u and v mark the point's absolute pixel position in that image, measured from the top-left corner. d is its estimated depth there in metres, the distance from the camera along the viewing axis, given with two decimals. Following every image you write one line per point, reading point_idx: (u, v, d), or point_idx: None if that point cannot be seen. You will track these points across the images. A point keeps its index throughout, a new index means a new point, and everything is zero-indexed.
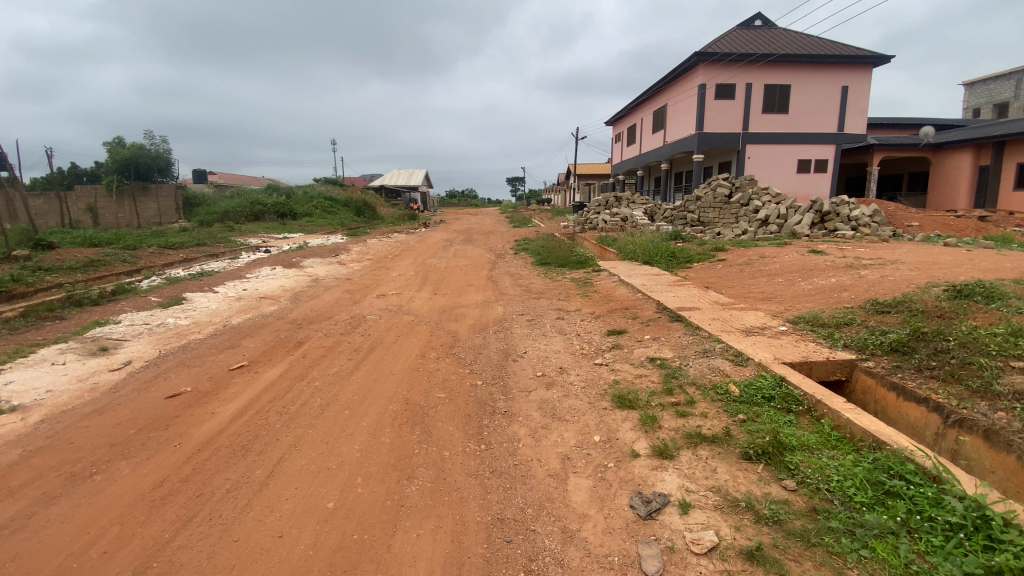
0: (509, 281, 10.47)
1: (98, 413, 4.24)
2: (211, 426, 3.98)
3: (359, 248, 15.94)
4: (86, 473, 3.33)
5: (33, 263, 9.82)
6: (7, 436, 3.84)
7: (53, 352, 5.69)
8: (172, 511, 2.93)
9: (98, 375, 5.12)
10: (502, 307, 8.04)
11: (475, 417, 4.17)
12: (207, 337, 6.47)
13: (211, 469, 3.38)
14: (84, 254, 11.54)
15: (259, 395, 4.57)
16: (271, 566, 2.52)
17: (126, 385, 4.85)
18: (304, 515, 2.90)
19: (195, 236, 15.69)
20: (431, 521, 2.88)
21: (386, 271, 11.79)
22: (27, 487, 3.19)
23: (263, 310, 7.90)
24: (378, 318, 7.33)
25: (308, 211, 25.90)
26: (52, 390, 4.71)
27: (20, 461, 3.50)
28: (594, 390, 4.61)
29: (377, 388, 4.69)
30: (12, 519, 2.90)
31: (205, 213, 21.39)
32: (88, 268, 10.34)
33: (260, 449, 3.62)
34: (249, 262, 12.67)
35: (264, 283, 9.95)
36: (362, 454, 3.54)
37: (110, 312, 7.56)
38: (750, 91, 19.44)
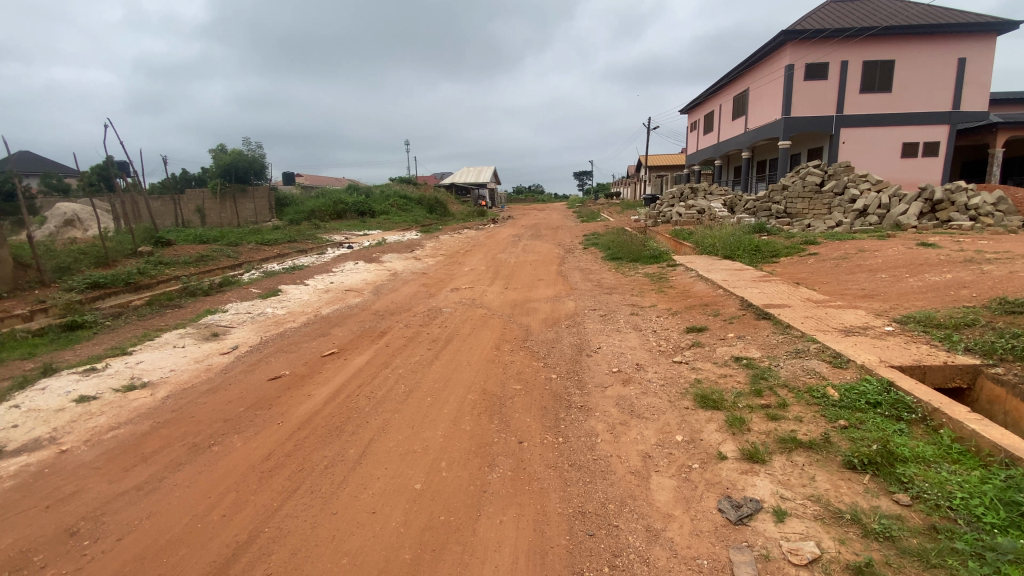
0: (579, 276, 10.37)
1: (213, 391, 4.73)
2: (308, 406, 4.32)
3: (432, 244, 16.50)
4: (206, 444, 3.72)
5: (156, 258, 11.14)
6: (141, 408, 4.38)
7: (175, 336, 6.42)
8: (278, 483, 3.21)
9: (211, 357, 5.71)
10: (574, 302, 7.97)
11: (552, 410, 4.19)
12: (301, 325, 7.01)
13: (312, 446, 3.66)
14: (195, 249, 12.90)
15: (349, 379, 4.88)
16: (366, 539, 2.68)
17: (235, 367, 5.38)
18: (394, 494, 3.05)
19: (287, 233, 17.03)
20: (514, 508, 2.93)
21: (458, 266, 12.11)
22: (159, 454, 3.62)
23: (349, 301, 8.42)
24: (453, 311, 7.55)
25: (385, 209, 27.25)
26: (176, 370, 5.32)
27: (152, 431, 3.97)
28: (674, 389, 4.45)
29: (456, 377, 4.84)
30: (146, 481, 3.29)
31: (294, 212, 23.17)
32: (199, 262, 11.55)
33: (352, 430, 3.87)
34: (333, 257, 13.54)
35: (349, 277, 10.60)
36: (445, 440, 3.67)
37: (217, 302, 8.39)
38: (846, 69, 17.76)
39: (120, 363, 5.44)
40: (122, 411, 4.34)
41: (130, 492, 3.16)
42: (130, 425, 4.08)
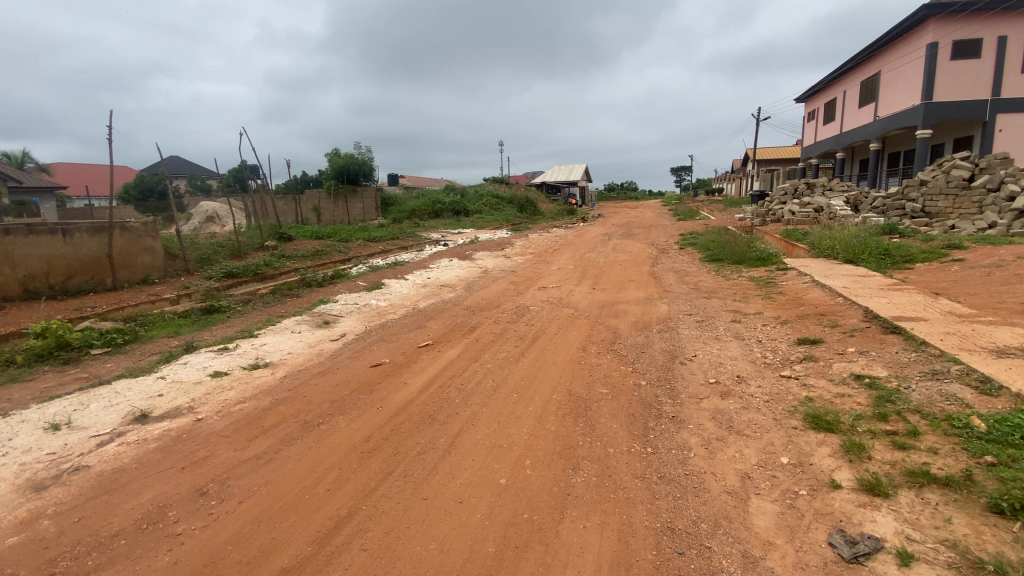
0: (675, 278, 9.92)
1: (322, 374, 5.20)
2: (404, 394, 4.58)
3: (522, 242, 16.71)
4: (316, 423, 4.11)
5: (279, 251, 12.50)
6: (264, 386, 4.94)
7: (293, 322, 7.16)
8: (376, 465, 3.44)
9: (323, 343, 6.29)
10: (667, 305, 7.63)
11: (640, 418, 4.05)
12: (400, 317, 7.47)
13: (406, 432, 3.88)
14: (312, 244, 14.29)
15: (441, 371, 5.11)
16: (453, 527, 2.78)
17: (342, 353, 5.86)
18: (480, 486, 3.14)
19: (390, 231, 18.28)
20: (598, 515, 2.88)
21: (548, 264, 12.15)
22: (277, 428, 4.05)
23: (443, 296, 8.81)
24: (541, 309, 7.58)
25: (479, 208, 28.16)
26: (292, 353, 5.93)
27: (272, 406, 4.46)
28: (780, 406, 4.08)
29: (543, 376, 4.86)
30: (266, 451, 3.69)
31: (397, 212, 24.80)
32: (315, 256, 12.77)
33: (443, 419, 4.04)
34: (431, 254, 14.27)
35: (444, 273, 11.10)
36: (530, 438, 3.70)
37: (329, 293, 9.21)
38: (1008, 44, 15.08)
39: (248, 345, 6.18)
40: (247, 387, 4.93)
41: (253, 460, 3.57)
42: (254, 400, 4.61)
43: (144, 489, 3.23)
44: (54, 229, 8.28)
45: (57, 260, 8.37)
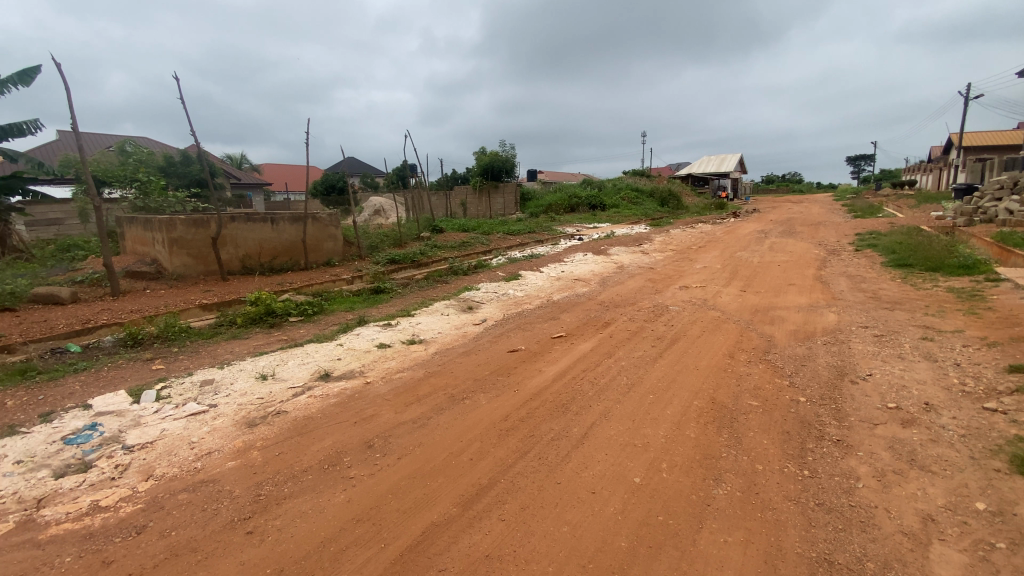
0: (845, 284, 8.65)
1: (466, 354, 5.63)
2: (539, 381, 4.75)
3: (662, 238, 16.01)
4: (460, 397, 4.48)
5: (432, 242, 13.77)
6: (418, 359, 5.52)
7: (443, 306, 7.84)
8: (512, 443, 3.65)
9: (467, 326, 6.79)
10: (836, 315, 6.69)
11: (796, 437, 3.65)
12: (536, 307, 7.71)
13: (540, 416, 4.04)
14: (459, 236, 15.46)
15: (576, 363, 5.18)
16: (586, 515, 2.83)
17: (484, 337, 6.27)
18: (613, 481, 3.14)
19: (528, 225, 18.91)
20: (741, 532, 2.69)
21: (690, 262, 11.48)
22: (428, 397, 4.51)
23: (578, 290, 8.88)
24: (682, 309, 7.23)
25: (617, 202, 27.67)
26: (441, 332, 6.50)
27: (424, 378, 4.96)
28: (979, 443, 3.37)
29: (682, 380, 4.64)
30: (419, 417, 4.14)
31: (534, 206, 25.62)
32: (462, 247, 13.78)
33: (576, 410, 4.10)
34: (567, 247, 14.45)
35: (579, 267, 11.15)
36: (667, 441, 3.58)
37: (473, 281, 9.87)
38: None
39: (406, 322, 6.95)
40: (405, 359, 5.55)
41: (409, 423, 4.04)
42: (410, 371, 5.18)
43: (327, 435, 3.86)
44: (266, 218, 10.19)
45: (266, 243, 10.29)
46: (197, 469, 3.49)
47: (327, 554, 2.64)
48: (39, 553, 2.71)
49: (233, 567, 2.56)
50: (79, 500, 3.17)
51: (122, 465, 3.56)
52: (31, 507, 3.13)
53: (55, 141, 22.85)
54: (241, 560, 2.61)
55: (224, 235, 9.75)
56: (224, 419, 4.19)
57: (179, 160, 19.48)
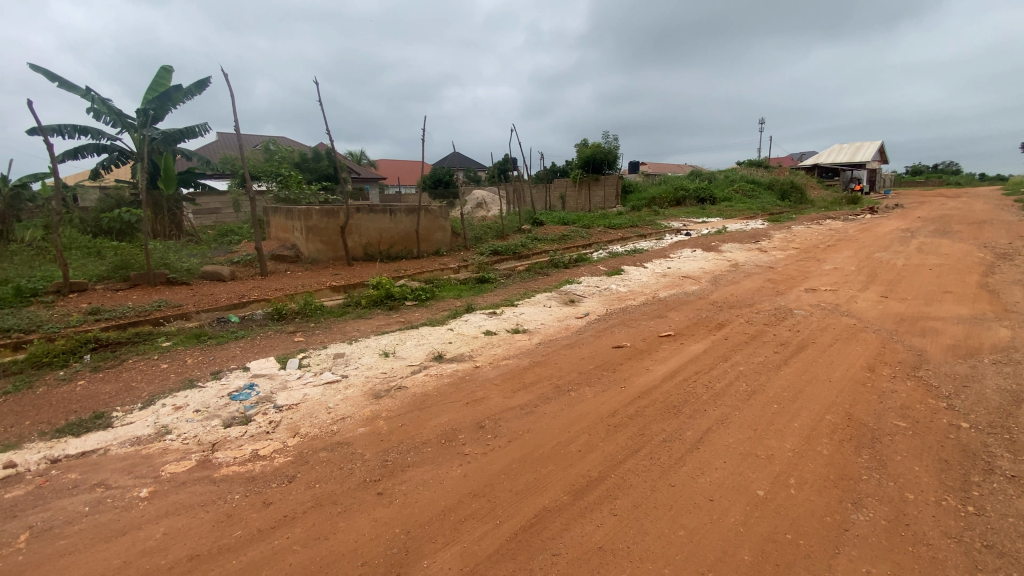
0: (1021, 294, 7.27)
1: (570, 347, 5.65)
2: (648, 379, 4.63)
3: (783, 235, 14.64)
4: (566, 389, 4.51)
5: (533, 234, 13.95)
6: (523, 348, 5.65)
7: (545, 298, 7.92)
8: (621, 440, 3.60)
9: (570, 319, 6.80)
10: (1009, 330, 5.65)
11: (957, 468, 3.16)
12: (641, 304, 7.49)
13: (650, 416, 3.94)
14: (560, 229, 15.47)
15: (688, 364, 4.96)
16: (703, 522, 2.72)
17: (587, 331, 6.24)
18: (734, 491, 2.98)
19: (631, 218, 18.37)
20: (886, 565, 2.41)
21: (818, 262, 10.37)
22: (534, 386, 4.60)
23: (687, 288, 8.46)
24: (808, 314, 6.58)
25: (729, 196, 25.83)
26: (544, 324, 6.59)
27: (530, 367, 5.07)
28: None
29: (811, 391, 4.24)
30: (526, 404, 4.24)
31: (637, 199, 24.81)
32: (562, 240, 13.79)
33: (690, 413, 3.93)
34: (673, 243, 13.80)
35: (687, 264, 10.61)
36: (795, 456, 3.30)
37: (575, 274, 9.84)
38: None
39: (510, 312, 7.13)
40: (510, 347, 5.72)
41: (518, 408, 4.16)
42: (516, 359, 5.32)
43: (442, 413, 4.11)
44: (385, 210, 11.05)
45: (385, 232, 11.15)
46: (334, 431, 3.92)
47: (447, 523, 2.83)
48: (215, 489, 3.23)
49: (368, 522, 2.85)
50: (243, 448, 3.72)
51: (274, 421, 4.11)
52: (208, 449, 3.73)
53: (218, 141, 26.72)
54: (374, 517, 2.89)
55: (350, 224, 10.73)
56: (354, 389, 4.65)
57: (312, 157, 21.78)
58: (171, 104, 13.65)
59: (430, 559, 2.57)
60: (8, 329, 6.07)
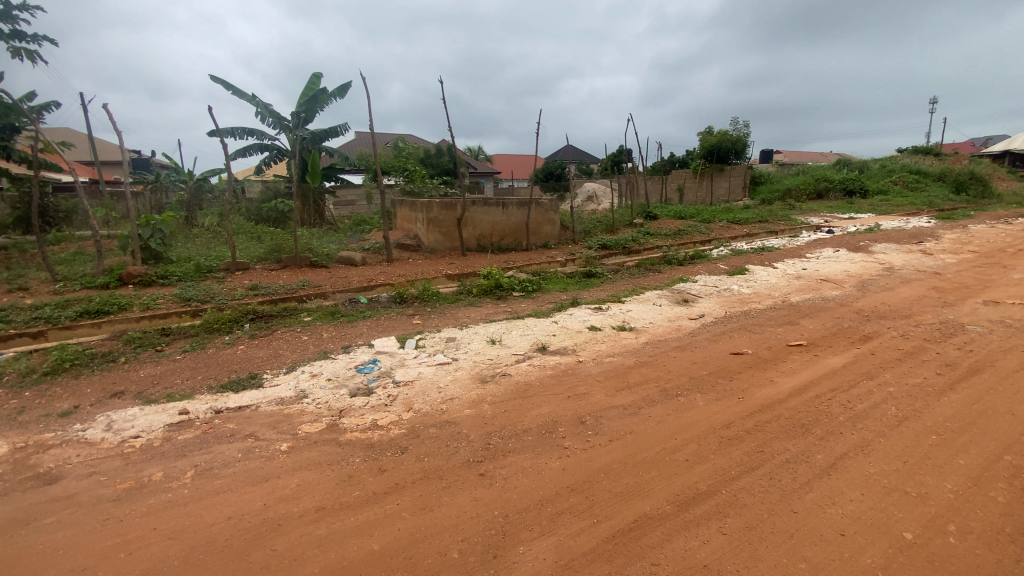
0: None
1: (682, 349, 5.34)
2: (770, 392, 4.19)
3: (956, 236, 12.31)
4: (675, 393, 4.27)
5: (645, 228, 13.39)
6: (630, 347, 5.46)
7: (656, 295, 7.56)
8: (736, 454, 3.32)
9: (682, 319, 6.43)
10: None
11: None
12: (767, 308, 6.82)
13: (771, 432, 3.58)
14: (676, 223, 14.66)
15: (819, 379, 4.40)
16: (831, 558, 2.40)
17: (702, 333, 5.85)
18: (873, 528, 2.58)
19: (760, 213, 16.76)
20: None
21: (1004, 269, 8.55)
22: (641, 387, 4.42)
23: (824, 293, 7.51)
24: (985, 331, 5.46)
25: (884, 188, 22.38)
26: (653, 323, 6.30)
27: (636, 367, 4.89)
28: None
29: (986, 425, 3.50)
30: (631, 405, 4.08)
31: (769, 191, 22.53)
32: (677, 235, 13.06)
33: (820, 435, 3.50)
34: (809, 241, 12.32)
35: (826, 266, 9.41)
36: (958, 499, 2.76)
37: (690, 272, 9.26)
38: None
39: (617, 308, 6.93)
40: (615, 344, 5.56)
41: (622, 409, 4.03)
42: (621, 358, 5.16)
43: (544, 405, 4.13)
44: (498, 202, 11.39)
45: (497, 224, 11.50)
46: (442, 410, 4.15)
47: (545, 513, 2.84)
48: (340, 451, 3.60)
49: (469, 501, 2.98)
50: (364, 418, 4.10)
51: (392, 395, 4.47)
52: (337, 415, 4.17)
53: (356, 139, 29.59)
54: (475, 497, 3.01)
55: (466, 216, 11.23)
56: (461, 372, 4.89)
57: (434, 153, 23.16)
58: (318, 106, 15.38)
59: (526, 546, 2.61)
60: (191, 299, 7.35)
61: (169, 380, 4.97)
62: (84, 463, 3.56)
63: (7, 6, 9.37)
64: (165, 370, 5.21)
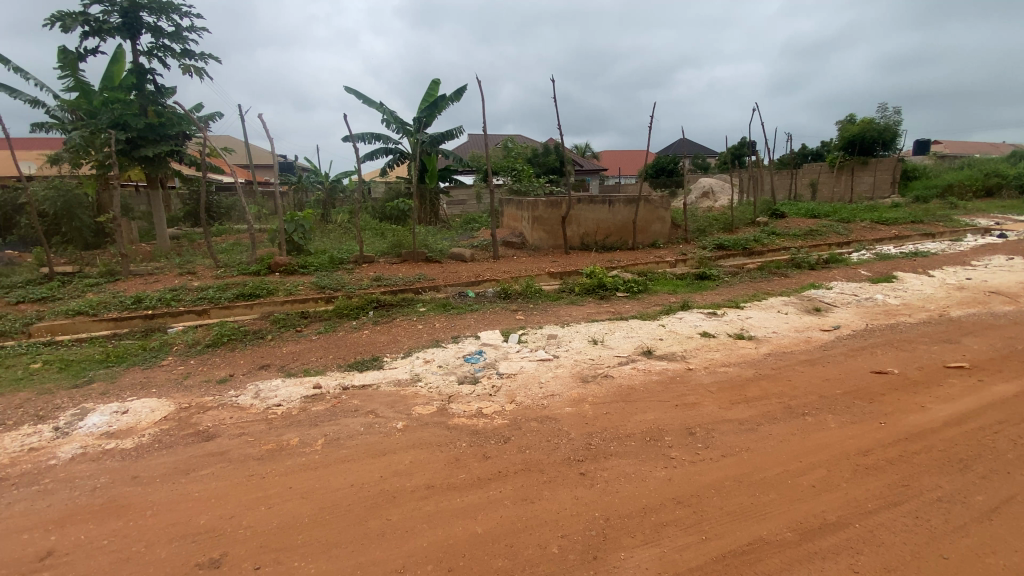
0: None
1: (810, 364, 4.81)
2: (920, 420, 3.63)
3: None
4: (799, 411, 3.88)
5: (770, 228, 12.27)
6: (747, 357, 5.06)
7: (780, 302, 6.90)
8: (871, 485, 2.94)
9: (811, 330, 5.80)
10: None
11: None
12: (920, 323, 5.89)
13: (919, 464, 3.11)
14: (806, 223, 13.26)
15: (989, 409, 3.71)
16: None
17: (835, 347, 5.22)
18: None
19: (911, 212, 14.52)
20: None
21: None
22: (758, 402, 4.07)
23: (999, 308, 6.30)
24: None
25: None
26: (776, 333, 5.76)
27: (754, 379, 4.51)
28: None
29: None
30: (746, 420, 3.79)
31: (924, 186, 19.41)
32: (808, 236, 11.79)
33: (987, 475, 2.95)
34: (979, 245, 10.40)
35: (1002, 275, 7.89)
36: None
37: (822, 278, 8.29)
38: None
39: (734, 314, 6.45)
40: (731, 353, 5.19)
41: (736, 423, 3.75)
42: (737, 368, 4.79)
43: (648, 411, 3.98)
44: (606, 200, 11.21)
45: (604, 222, 11.32)
46: (544, 406, 4.19)
47: (648, 522, 2.74)
48: (448, 434, 3.80)
49: (570, 499, 2.97)
50: (470, 405, 4.28)
51: (496, 386, 4.61)
52: (446, 400, 4.40)
53: (468, 141, 30.99)
54: (576, 495, 2.99)
55: (572, 214, 11.18)
56: (564, 370, 4.89)
57: (542, 151, 23.41)
58: (437, 111, 16.32)
59: (627, 552, 2.54)
60: (325, 287, 8.24)
61: (305, 357, 5.63)
62: (238, 423, 4.17)
63: (179, 29, 11.21)
64: (302, 348, 5.90)
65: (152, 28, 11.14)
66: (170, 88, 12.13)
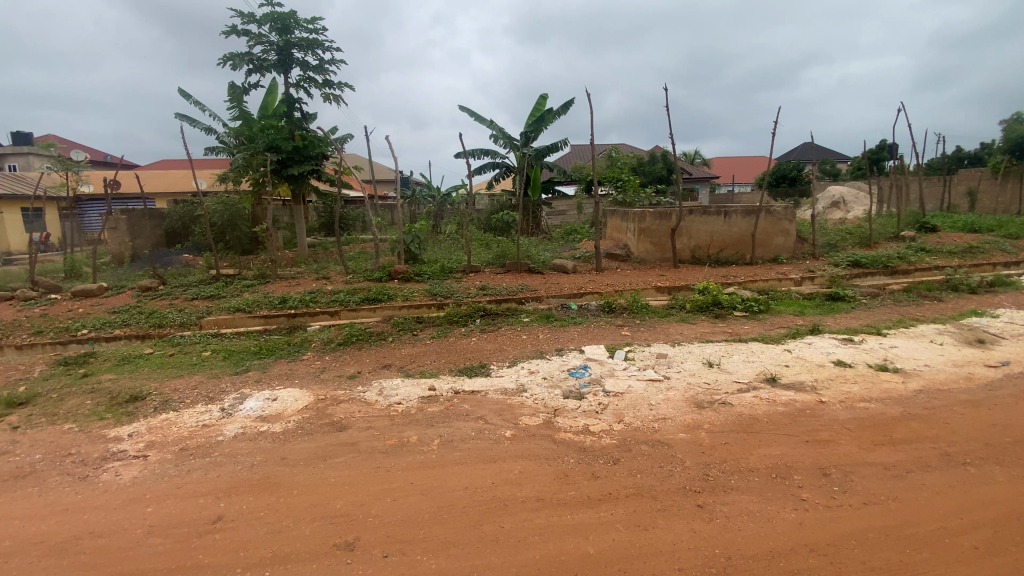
0: None
1: (974, 405, 4.12)
2: None
3: None
4: (960, 460, 3.35)
5: (918, 244, 10.73)
6: (892, 392, 4.45)
7: (932, 331, 5.99)
8: None
9: (974, 366, 4.96)
10: None
11: None
12: None
13: None
14: (964, 238, 11.39)
15: None
16: None
17: (1008, 388, 4.41)
18: None
19: None
20: None
21: None
22: (908, 445, 3.57)
23: None
24: None
25: None
26: (929, 366, 5.00)
27: (901, 419, 3.97)
28: None
29: None
30: (893, 465, 3.34)
31: None
32: (966, 254, 10.12)
33: None
34: None
35: None
36: None
37: (988, 304, 7.06)
38: None
39: (874, 342, 5.72)
40: (872, 386, 4.60)
41: (880, 467, 3.32)
42: (880, 405, 4.24)
43: (773, 444, 3.67)
44: (720, 211, 10.59)
45: (716, 235, 10.70)
46: (655, 429, 4.05)
47: (776, 567, 2.53)
48: (555, 448, 3.84)
49: (687, 531, 2.84)
50: (576, 420, 4.28)
51: (603, 403, 4.55)
52: (552, 413, 4.45)
53: (572, 153, 31.10)
54: (693, 528, 2.86)
55: (681, 226, 10.72)
56: (675, 392, 4.69)
57: (648, 161, 22.75)
58: (544, 124, 16.64)
59: None
60: (437, 294, 8.77)
61: (421, 359, 6.03)
62: (366, 417, 4.58)
63: (323, 62, 12.69)
64: (418, 351, 6.33)
65: (300, 63, 12.74)
66: (312, 114, 13.78)
